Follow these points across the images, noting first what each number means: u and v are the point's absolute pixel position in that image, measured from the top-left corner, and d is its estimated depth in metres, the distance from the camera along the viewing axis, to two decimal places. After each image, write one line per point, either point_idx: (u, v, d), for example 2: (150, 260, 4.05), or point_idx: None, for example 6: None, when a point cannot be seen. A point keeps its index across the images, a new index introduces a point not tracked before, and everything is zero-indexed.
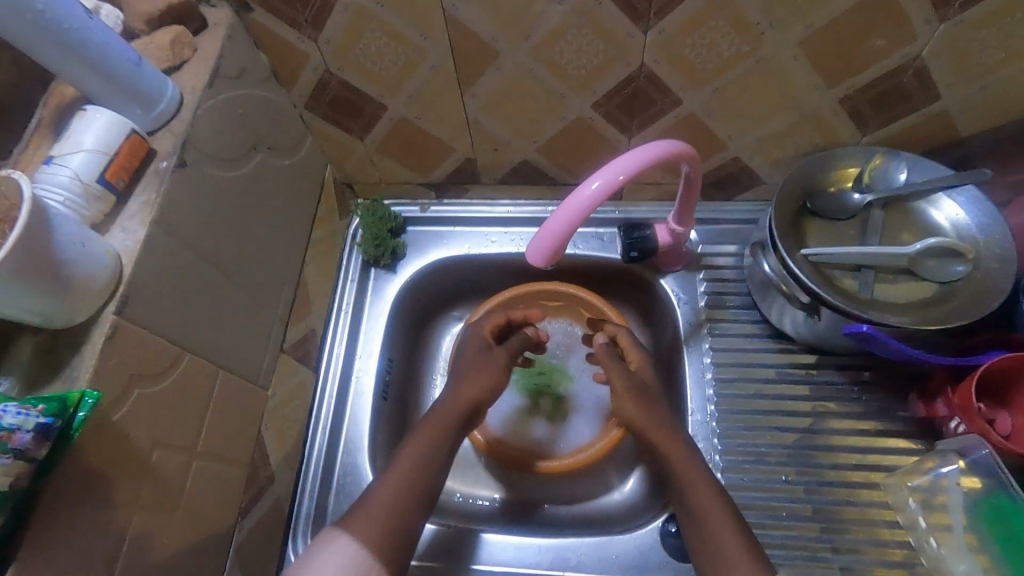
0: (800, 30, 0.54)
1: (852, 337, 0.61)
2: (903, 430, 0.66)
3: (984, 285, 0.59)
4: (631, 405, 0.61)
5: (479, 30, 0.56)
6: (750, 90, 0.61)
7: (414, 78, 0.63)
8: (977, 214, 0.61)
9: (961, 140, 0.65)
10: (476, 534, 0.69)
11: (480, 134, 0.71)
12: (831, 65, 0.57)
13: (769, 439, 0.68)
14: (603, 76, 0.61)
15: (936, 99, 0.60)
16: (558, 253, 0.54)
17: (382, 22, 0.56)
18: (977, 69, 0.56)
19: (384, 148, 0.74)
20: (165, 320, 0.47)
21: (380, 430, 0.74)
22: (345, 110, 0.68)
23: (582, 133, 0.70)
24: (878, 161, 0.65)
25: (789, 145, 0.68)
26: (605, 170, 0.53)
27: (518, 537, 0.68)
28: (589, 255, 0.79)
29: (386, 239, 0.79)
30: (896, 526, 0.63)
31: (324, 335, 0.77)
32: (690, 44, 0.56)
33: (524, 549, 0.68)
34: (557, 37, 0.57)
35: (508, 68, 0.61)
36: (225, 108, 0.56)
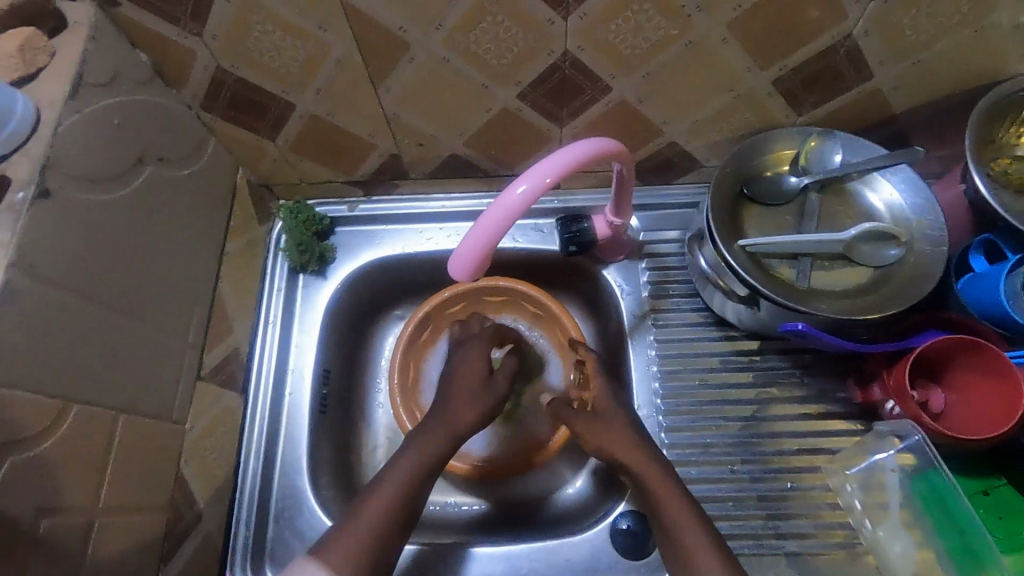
0: (726, 12, 0.51)
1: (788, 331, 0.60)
2: (843, 412, 0.67)
3: (919, 268, 0.59)
4: None
5: (382, 22, 0.51)
6: (683, 75, 0.58)
7: (320, 74, 0.57)
8: (911, 195, 0.61)
9: (897, 117, 0.63)
10: (466, 551, 0.66)
11: (401, 129, 0.66)
12: (761, 46, 0.55)
13: (716, 430, 0.68)
14: (526, 65, 0.56)
15: (870, 78, 0.58)
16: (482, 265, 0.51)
17: (272, 14, 0.50)
18: (910, 45, 0.54)
19: (298, 148, 0.68)
20: (34, 373, 0.43)
21: (319, 446, 0.70)
22: (248, 111, 0.62)
23: (511, 124, 0.65)
24: (813, 144, 0.63)
25: (725, 126, 0.65)
26: (530, 172, 0.49)
27: (492, 547, 0.67)
28: (529, 249, 0.75)
29: (312, 244, 0.73)
30: (837, 507, 0.64)
31: (250, 350, 0.72)
32: (614, 29, 0.52)
33: (498, 561, 0.66)
34: (471, 26, 0.52)
35: (421, 61, 0.56)
36: (95, 122, 0.50)
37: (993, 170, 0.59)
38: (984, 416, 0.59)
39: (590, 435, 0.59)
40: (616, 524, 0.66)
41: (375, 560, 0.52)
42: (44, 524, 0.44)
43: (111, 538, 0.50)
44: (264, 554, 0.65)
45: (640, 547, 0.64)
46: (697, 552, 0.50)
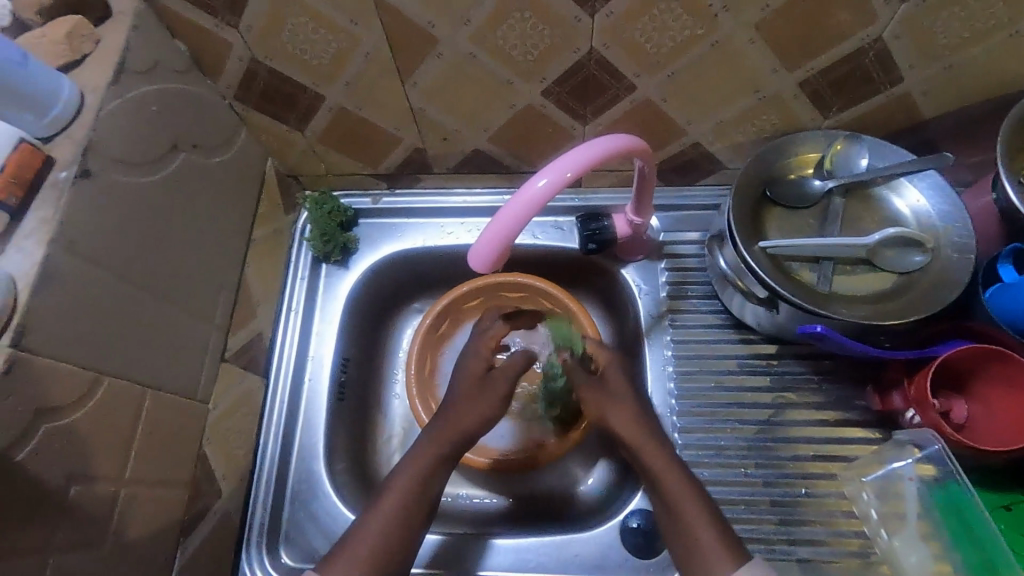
0: (753, 12, 0.51)
1: (807, 335, 0.60)
2: (862, 420, 0.66)
3: (943, 276, 0.58)
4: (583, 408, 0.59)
5: (410, 16, 0.52)
6: (707, 74, 0.58)
7: (349, 67, 0.59)
8: (938, 201, 0.60)
9: (926, 123, 0.63)
10: (487, 543, 0.67)
11: (425, 123, 0.67)
12: (788, 48, 0.54)
13: (730, 432, 0.67)
14: (551, 62, 0.57)
15: (899, 82, 0.58)
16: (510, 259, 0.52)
17: (305, 6, 0.52)
18: (941, 48, 0.53)
19: (325, 140, 0.69)
20: (68, 347, 0.45)
21: (336, 433, 0.72)
22: (279, 102, 0.63)
23: (534, 121, 0.66)
24: (840, 147, 0.62)
25: (749, 128, 0.65)
26: (550, 165, 0.50)
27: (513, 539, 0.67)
28: (548, 246, 0.75)
29: (335, 234, 0.75)
30: (852, 516, 0.63)
31: (273, 336, 0.73)
32: (639, 27, 0.52)
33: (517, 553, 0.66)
34: (497, 22, 0.53)
35: (448, 56, 0.57)
36: (134, 108, 0.52)
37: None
38: (1003, 428, 0.59)
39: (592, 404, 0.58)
40: (625, 523, 0.66)
41: (385, 544, 0.53)
42: (73, 490, 0.46)
43: (135, 510, 0.52)
44: (279, 535, 0.67)
45: (649, 546, 0.64)
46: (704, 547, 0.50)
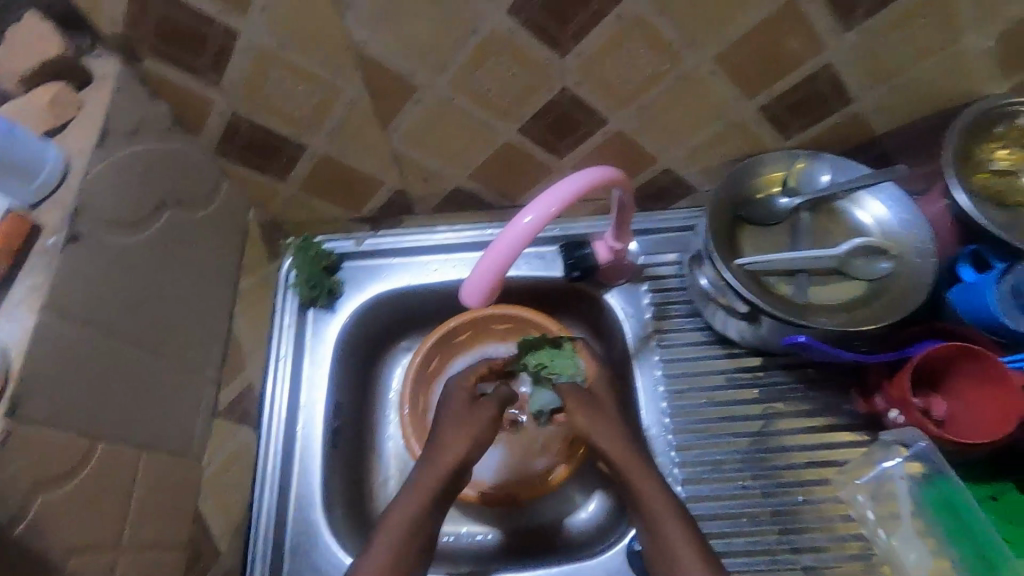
0: (713, 47, 0.55)
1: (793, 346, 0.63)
2: (849, 424, 0.68)
3: (910, 280, 0.61)
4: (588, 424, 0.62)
5: (392, 67, 0.55)
6: (675, 106, 0.61)
7: (331, 117, 0.60)
8: (898, 210, 0.64)
9: (878, 139, 0.67)
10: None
11: (408, 166, 0.69)
12: (748, 78, 0.58)
13: (724, 446, 0.69)
14: (527, 102, 0.60)
15: (850, 102, 0.62)
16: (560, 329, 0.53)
17: (291, 63, 0.54)
18: (885, 70, 0.58)
19: (308, 188, 0.70)
20: (64, 411, 0.44)
21: (332, 479, 0.71)
22: (262, 153, 0.64)
23: (513, 158, 0.68)
24: (802, 166, 0.66)
25: (717, 153, 0.68)
26: (536, 202, 0.51)
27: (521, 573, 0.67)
28: (533, 276, 0.77)
29: (321, 279, 0.75)
30: (849, 519, 0.64)
31: (263, 386, 0.73)
32: (609, 66, 0.56)
33: None
34: (475, 67, 0.55)
35: (428, 101, 0.59)
36: (120, 168, 0.52)
37: (975, 185, 0.63)
38: (986, 421, 0.60)
39: (589, 413, 0.61)
40: (631, 546, 0.66)
41: None
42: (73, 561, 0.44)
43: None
44: None
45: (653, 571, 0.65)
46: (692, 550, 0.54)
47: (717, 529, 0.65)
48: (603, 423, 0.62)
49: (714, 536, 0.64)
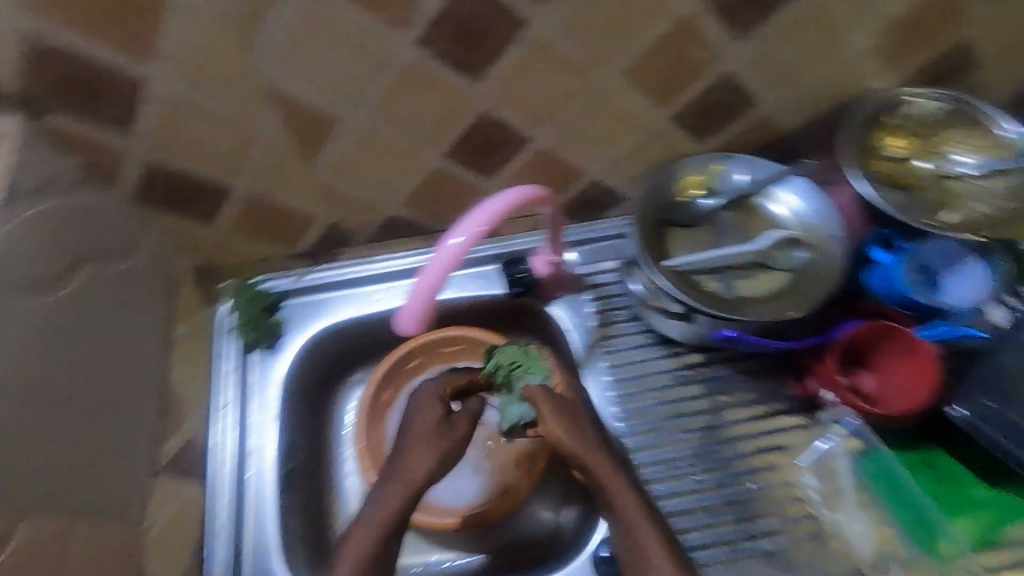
0: (620, 62, 0.57)
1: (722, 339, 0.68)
2: (791, 409, 0.71)
3: (824, 267, 0.66)
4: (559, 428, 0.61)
5: (310, 102, 0.55)
6: (592, 120, 0.64)
7: (253, 156, 0.60)
8: (810, 201, 0.68)
9: (786, 137, 0.71)
10: None
11: (338, 198, 0.68)
12: (657, 89, 0.61)
13: (676, 443, 0.70)
14: (448, 127, 0.61)
15: (755, 105, 0.66)
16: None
17: (206, 105, 0.54)
18: (781, 73, 0.62)
19: (237, 229, 0.69)
20: None
21: (288, 523, 0.69)
22: (184, 199, 0.63)
23: (442, 182, 0.69)
24: (716, 168, 0.69)
25: (640, 162, 0.71)
26: (464, 223, 0.52)
27: None
28: (478, 296, 0.76)
29: (261, 320, 0.73)
30: (800, 501, 0.67)
31: (207, 435, 0.70)
32: (523, 86, 0.58)
33: None
34: (392, 96, 0.56)
35: (350, 133, 0.59)
36: (29, 227, 0.50)
37: (874, 173, 0.66)
38: (911, 392, 0.63)
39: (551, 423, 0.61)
40: (597, 553, 0.67)
41: None
42: None
43: None
44: None
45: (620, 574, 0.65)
46: (663, 550, 0.57)
47: (679, 524, 0.65)
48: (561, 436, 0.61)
49: (677, 530, 0.65)
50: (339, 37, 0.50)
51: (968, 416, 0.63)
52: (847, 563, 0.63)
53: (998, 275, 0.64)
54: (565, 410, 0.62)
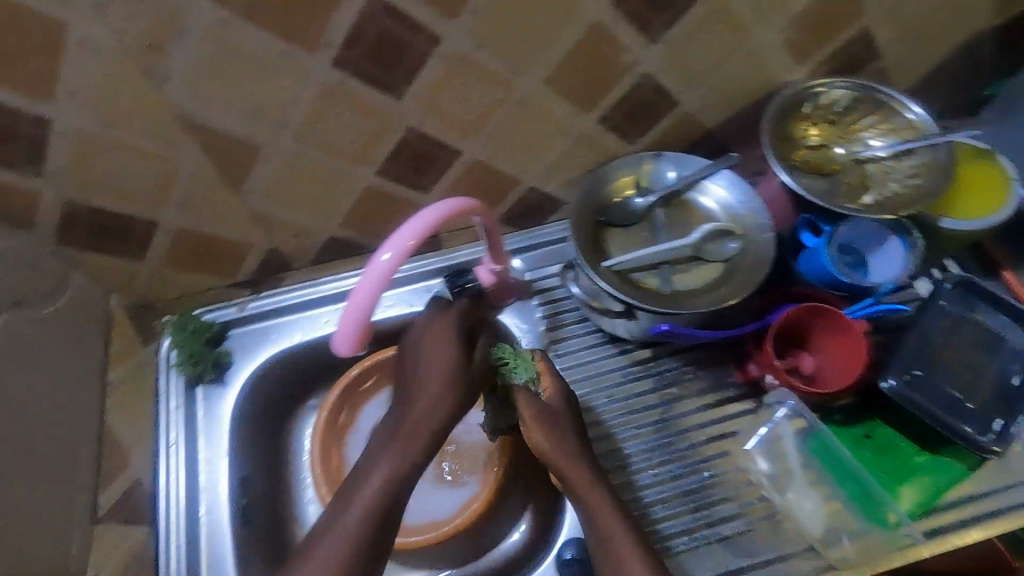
0: (539, 71, 0.58)
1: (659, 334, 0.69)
2: (738, 395, 0.73)
3: (754, 255, 0.68)
4: (541, 435, 0.64)
5: (228, 131, 0.54)
6: (520, 130, 0.64)
7: (176, 189, 0.59)
8: (736, 192, 0.70)
9: (712, 132, 0.73)
10: None
11: (273, 224, 0.67)
12: (579, 95, 0.62)
13: (633, 439, 0.71)
14: (376, 145, 0.61)
15: (678, 104, 0.68)
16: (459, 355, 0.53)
17: (119, 141, 0.52)
18: (698, 72, 0.64)
19: (170, 263, 0.68)
20: None
21: (245, 559, 0.67)
22: (109, 237, 0.62)
23: (378, 201, 0.68)
24: (649, 166, 0.71)
25: (573, 166, 0.72)
26: (393, 238, 0.52)
27: None
28: (427, 310, 0.77)
29: (204, 352, 0.71)
30: (752, 484, 0.68)
31: (155, 476, 0.68)
32: (445, 101, 0.58)
33: None
34: (314, 120, 0.56)
35: (276, 159, 0.59)
36: None
37: (796, 161, 0.70)
38: (846, 370, 0.66)
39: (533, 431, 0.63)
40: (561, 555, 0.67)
41: None
42: None
43: None
44: None
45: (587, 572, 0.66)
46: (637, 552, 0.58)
47: (647, 520, 0.66)
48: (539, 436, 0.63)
49: (645, 527, 0.66)
50: (251, 64, 0.49)
51: (896, 386, 0.63)
52: (801, 540, 0.65)
53: (913, 250, 0.68)
54: (551, 421, 0.64)
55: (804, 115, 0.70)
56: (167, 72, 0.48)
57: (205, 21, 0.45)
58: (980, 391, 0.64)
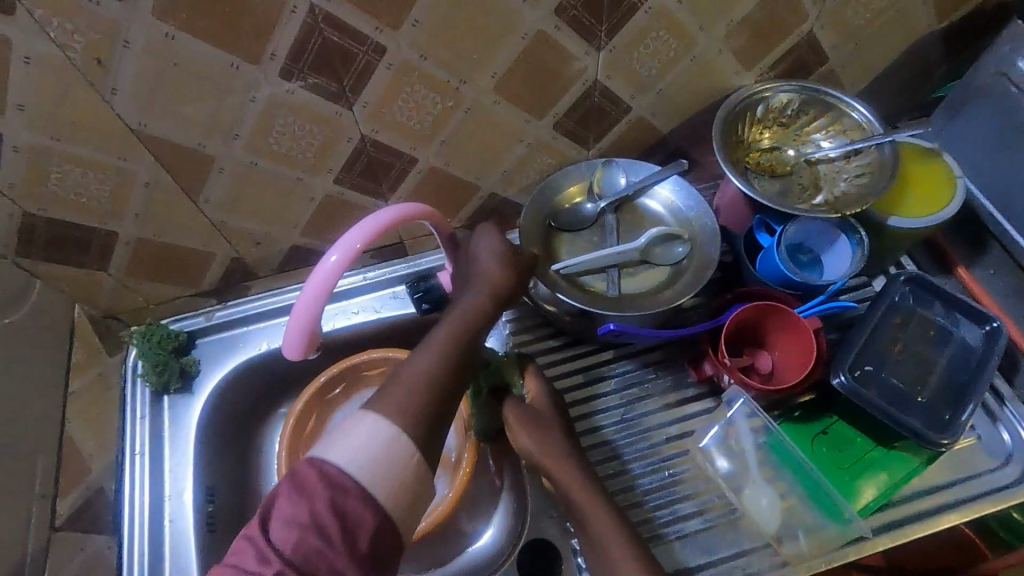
0: (487, 80, 0.60)
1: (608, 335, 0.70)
2: (696, 395, 0.74)
3: (700, 260, 0.71)
4: (524, 437, 0.64)
5: (180, 142, 0.56)
6: (473, 137, 0.66)
7: (133, 199, 0.60)
8: (683, 198, 0.73)
9: (666, 137, 0.75)
10: None
11: (234, 234, 0.68)
12: (531, 102, 0.64)
13: (602, 438, 0.71)
14: (331, 154, 0.62)
15: (630, 109, 0.69)
16: (422, 354, 0.54)
17: (72, 154, 0.54)
18: (647, 79, 0.66)
19: (133, 273, 0.69)
20: None
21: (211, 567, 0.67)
22: (68, 248, 0.63)
23: (337, 209, 0.70)
24: (602, 172, 0.73)
25: (531, 172, 0.73)
26: (340, 241, 0.53)
27: None
28: (391, 316, 0.79)
29: (169, 361, 0.72)
30: (711, 482, 0.69)
31: (120, 486, 0.68)
32: (396, 109, 0.59)
33: None
34: (266, 130, 0.57)
35: (229, 168, 0.60)
36: None
37: (749, 163, 0.72)
38: (798, 365, 0.67)
39: (520, 433, 0.64)
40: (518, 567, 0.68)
41: None
42: None
43: None
44: None
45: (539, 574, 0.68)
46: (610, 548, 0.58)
47: (633, 512, 0.67)
48: (532, 425, 0.64)
49: (632, 518, 0.67)
50: (197, 77, 0.51)
51: (848, 382, 0.64)
52: (756, 536, 0.66)
53: (859, 247, 0.69)
54: (535, 423, 0.64)
55: (756, 119, 0.73)
56: (113, 85, 0.49)
57: (147, 36, 0.47)
58: (927, 382, 0.65)
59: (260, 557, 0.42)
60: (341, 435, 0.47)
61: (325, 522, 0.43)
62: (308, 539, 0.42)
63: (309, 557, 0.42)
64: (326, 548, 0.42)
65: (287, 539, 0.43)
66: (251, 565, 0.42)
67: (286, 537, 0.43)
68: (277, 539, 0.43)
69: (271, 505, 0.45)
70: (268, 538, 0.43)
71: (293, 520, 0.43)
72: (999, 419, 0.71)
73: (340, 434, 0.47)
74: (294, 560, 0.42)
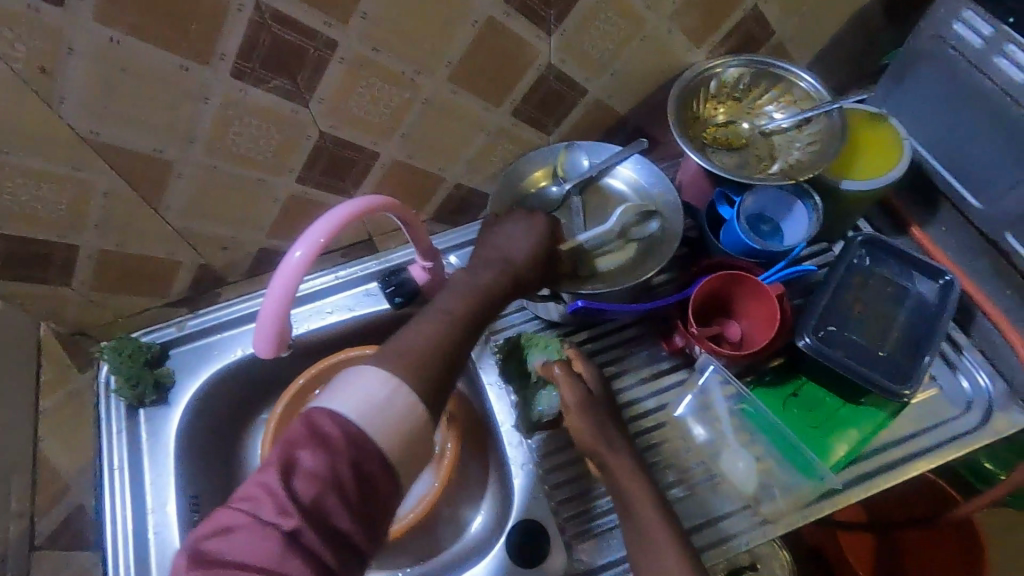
0: (443, 69, 0.60)
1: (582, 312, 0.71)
2: (671, 367, 0.75)
3: (665, 232, 0.72)
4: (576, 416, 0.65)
5: (135, 149, 0.55)
6: (434, 129, 0.66)
7: (92, 210, 0.59)
8: (644, 174, 0.74)
9: (624, 118, 0.76)
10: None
11: (199, 240, 0.68)
12: (488, 90, 0.64)
13: (619, 394, 0.74)
14: (291, 153, 0.62)
15: (587, 92, 0.70)
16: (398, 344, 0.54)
17: (25, 167, 0.53)
18: (600, 61, 0.67)
19: (99, 287, 0.68)
20: None
21: None
22: (29, 265, 0.62)
23: (304, 208, 0.69)
24: (564, 156, 0.74)
25: (495, 160, 0.74)
26: (304, 236, 0.53)
27: None
28: (364, 313, 0.79)
29: (142, 375, 0.70)
30: (693, 449, 0.71)
31: (101, 502, 0.67)
32: (353, 103, 0.59)
33: None
34: (223, 131, 0.57)
35: (189, 173, 0.59)
36: None
37: (706, 139, 0.74)
38: (765, 329, 0.69)
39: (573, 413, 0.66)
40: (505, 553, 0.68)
41: None
42: None
43: None
44: None
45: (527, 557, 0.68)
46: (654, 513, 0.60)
47: (655, 466, 0.70)
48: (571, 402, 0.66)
49: (655, 472, 0.69)
50: (148, 81, 0.50)
51: (812, 342, 0.66)
52: (737, 498, 0.68)
53: (814, 212, 0.71)
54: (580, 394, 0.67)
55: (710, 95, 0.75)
56: (61, 94, 0.49)
57: (92, 42, 0.46)
58: (888, 337, 0.68)
59: (281, 509, 0.41)
60: (358, 392, 0.45)
61: (345, 481, 0.42)
62: (328, 495, 0.42)
63: (326, 509, 0.42)
64: (343, 503, 0.42)
65: (309, 492, 0.42)
66: (267, 515, 0.41)
67: (309, 490, 0.42)
68: (297, 490, 0.42)
69: (290, 459, 0.42)
70: (289, 488, 0.41)
71: (315, 473, 0.42)
72: (959, 368, 0.74)
73: (355, 390, 0.45)
74: (311, 513, 0.41)
